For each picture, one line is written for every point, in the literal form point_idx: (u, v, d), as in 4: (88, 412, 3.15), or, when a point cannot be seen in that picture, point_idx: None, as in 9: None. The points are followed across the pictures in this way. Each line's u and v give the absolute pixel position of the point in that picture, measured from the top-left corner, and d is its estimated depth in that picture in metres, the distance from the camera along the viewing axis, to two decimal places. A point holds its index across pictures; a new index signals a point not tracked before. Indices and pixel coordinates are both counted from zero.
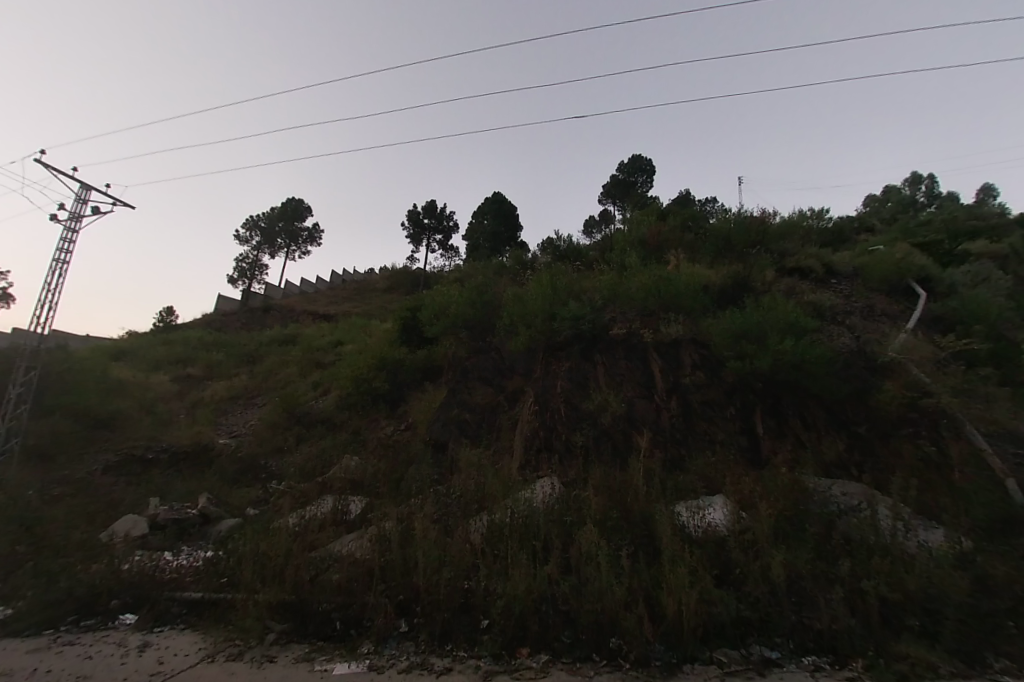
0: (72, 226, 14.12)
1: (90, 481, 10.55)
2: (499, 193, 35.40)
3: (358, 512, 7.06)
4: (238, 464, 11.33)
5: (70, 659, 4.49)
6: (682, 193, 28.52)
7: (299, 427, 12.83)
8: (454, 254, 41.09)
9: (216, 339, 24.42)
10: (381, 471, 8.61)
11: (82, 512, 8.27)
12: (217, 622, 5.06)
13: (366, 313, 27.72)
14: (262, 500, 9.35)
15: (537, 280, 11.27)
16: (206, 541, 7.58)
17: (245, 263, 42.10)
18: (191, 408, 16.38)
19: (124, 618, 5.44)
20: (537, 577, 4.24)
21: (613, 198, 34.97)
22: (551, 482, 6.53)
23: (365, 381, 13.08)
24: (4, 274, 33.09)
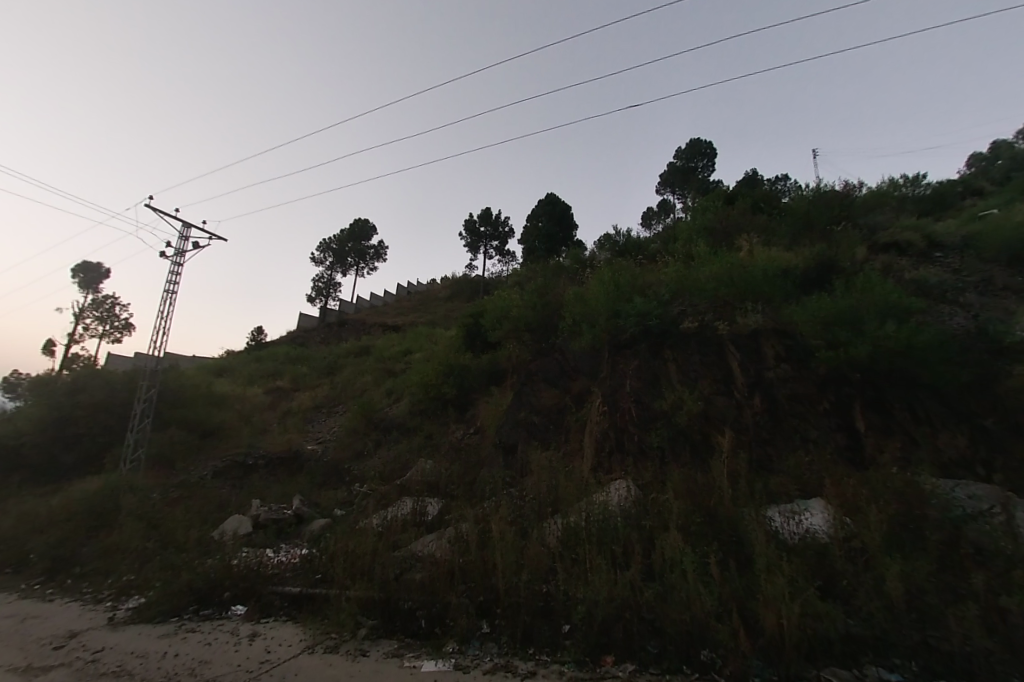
0: (177, 260, 15.93)
1: (202, 485, 11.77)
2: (552, 193, 35.22)
3: (436, 514, 7.29)
4: (324, 468, 12.15)
5: (193, 644, 5.02)
6: (748, 174, 26.76)
7: (376, 432, 13.52)
8: (511, 258, 41.50)
9: (300, 353, 26.45)
10: (455, 475, 8.84)
11: (197, 511, 9.28)
12: (314, 616, 5.43)
13: (431, 321, 28.72)
14: (347, 501, 9.96)
15: (599, 278, 11.04)
16: (301, 539, 8.18)
17: (320, 282, 45.23)
18: (281, 417, 17.85)
19: (235, 608, 5.98)
20: (618, 583, 4.13)
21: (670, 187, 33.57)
22: (626, 485, 6.33)
23: (434, 387, 13.53)
24: (124, 306, 37.93)
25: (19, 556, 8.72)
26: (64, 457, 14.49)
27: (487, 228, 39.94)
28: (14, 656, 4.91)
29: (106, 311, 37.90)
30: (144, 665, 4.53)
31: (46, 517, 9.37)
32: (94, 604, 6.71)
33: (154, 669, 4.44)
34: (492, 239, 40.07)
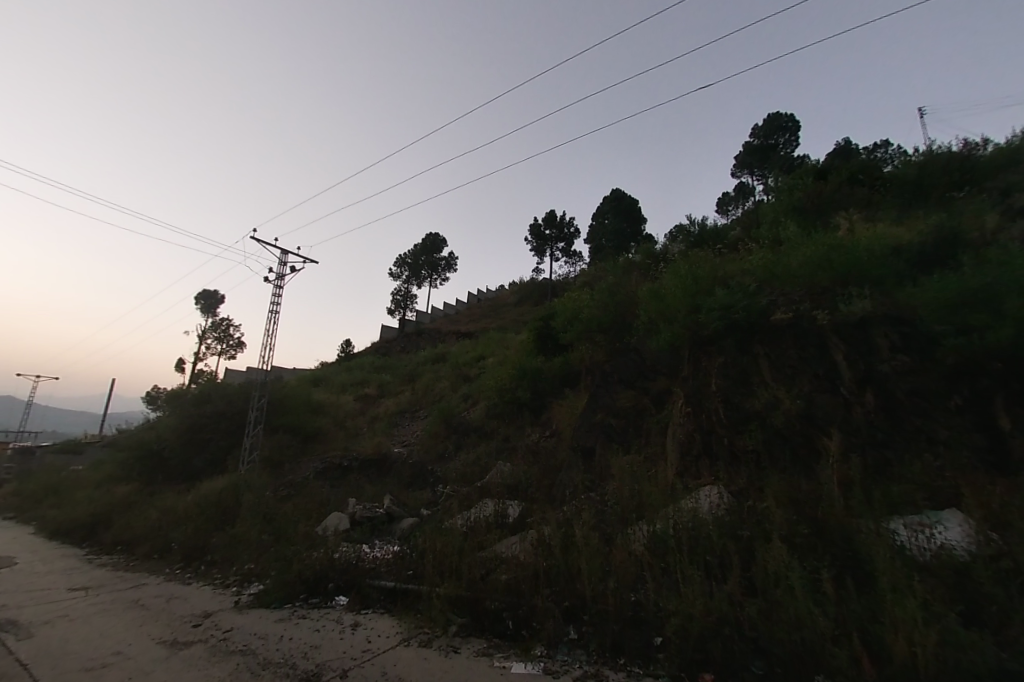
0: (277, 282, 17.68)
1: (305, 484, 12.90)
2: (617, 189, 34.29)
3: (517, 516, 7.36)
4: (410, 469, 12.78)
5: (305, 629, 5.49)
6: (836, 145, 24.19)
7: (456, 435, 13.99)
8: (578, 258, 41.01)
9: (384, 362, 28.16)
10: (534, 479, 8.87)
11: (303, 508, 10.19)
12: (408, 610, 5.70)
13: (502, 326, 29.21)
14: (432, 501, 10.40)
15: (675, 271, 10.53)
16: (393, 536, 8.67)
17: (398, 294, 47.84)
18: (369, 422, 19.08)
19: (338, 599, 6.46)
20: (714, 597, 3.89)
21: (748, 168, 31.28)
22: (717, 490, 5.95)
23: (508, 391, 13.71)
24: (235, 326, 42.79)
25: (164, 543, 10.13)
26: (194, 458, 16.62)
27: (552, 230, 39.75)
28: (164, 630, 5.69)
29: (222, 331, 43.04)
30: (264, 646, 5.03)
31: (184, 511, 10.79)
32: (222, 588, 7.60)
33: (273, 650, 4.91)
34: (558, 240, 39.85)
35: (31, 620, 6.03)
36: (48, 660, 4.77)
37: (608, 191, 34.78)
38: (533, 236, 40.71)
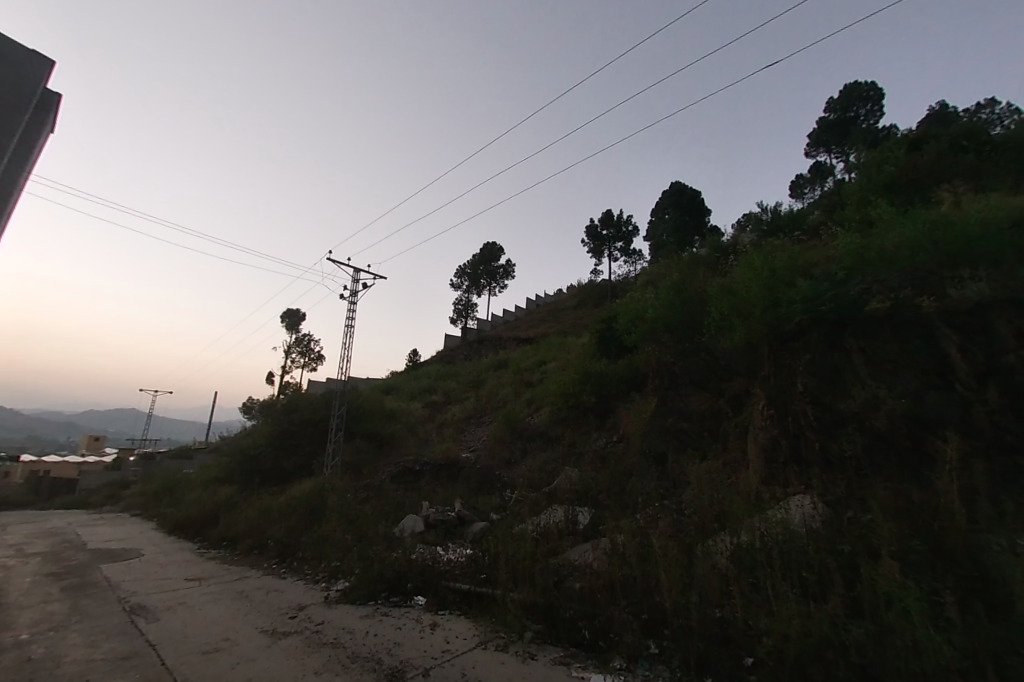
0: (351, 297, 18.82)
1: (381, 488, 13.55)
2: (677, 182, 32.92)
3: (588, 523, 7.22)
4: (478, 474, 13.00)
5: (388, 626, 5.74)
6: (928, 112, 21.63)
7: (521, 440, 14.05)
8: (639, 257, 39.81)
9: (448, 370, 29.00)
10: (605, 485, 8.67)
11: (381, 510, 10.70)
12: (483, 614, 5.77)
13: (562, 330, 29.03)
14: (501, 506, 10.50)
15: (749, 263, 9.89)
16: (465, 539, 8.85)
17: (460, 303, 49.09)
18: (438, 428, 19.69)
19: (416, 599, 6.68)
20: (812, 617, 3.58)
21: (824, 146, 28.83)
22: (809, 500, 5.48)
23: (573, 395, 13.55)
24: (314, 342, 46.35)
25: (261, 540, 11.05)
26: (284, 462, 18.03)
27: (609, 230, 38.95)
28: (264, 620, 6.19)
29: (306, 346, 46.59)
30: (352, 641, 5.31)
31: (277, 512, 11.73)
32: (312, 584, 8.14)
33: (360, 644, 5.18)
34: (617, 240, 38.95)
35: (157, 605, 6.81)
36: (172, 642, 5.35)
37: (667, 185, 33.50)
38: (590, 238, 40.08)
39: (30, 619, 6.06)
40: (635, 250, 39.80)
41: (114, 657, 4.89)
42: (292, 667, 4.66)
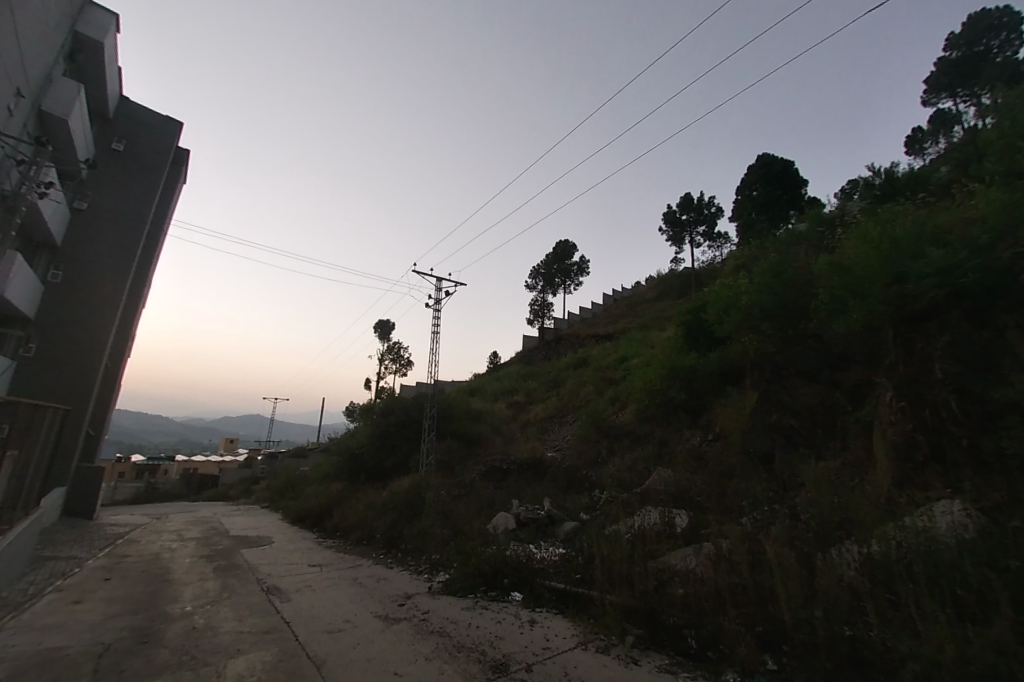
0: (435, 304, 19.71)
1: (472, 486, 14.01)
2: (766, 154, 30.21)
3: (688, 526, 6.87)
4: (566, 472, 12.96)
5: (488, 620, 5.91)
6: None
7: (608, 439, 13.76)
8: (725, 240, 37.13)
9: (529, 370, 29.24)
10: (703, 486, 8.19)
11: (473, 507, 11.07)
12: (581, 614, 5.72)
13: (644, 324, 27.99)
14: (591, 505, 10.36)
15: (862, 237, 8.79)
16: (557, 538, 8.86)
17: (536, 304, 49.27)
18: (522, 427, 19.94)
19: (513, 595, 6.80)
20: (973, 643, 3.08)
21: (946, 91, 24.84)
22: (958, 506, 4.74)
23: (661, 392, 13.00)
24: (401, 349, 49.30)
25: (367, 532, 11.97)
26: (383, 461, 19.36)
27: (690, 215, 36.81)
28: (378, 606, 6.69)
29: (396, 353, 49.70)
30: (457, 631, 5.55)
31: (380, 508, 12.62)
32: (416, 574, 8.64)
33: (464, 635, 5.39)
34: (699, 224, 36.67)
35: (288, 587, 7.65)
36: (302, 620, 5.98)
37: (754, 159, 30.87)
38: (670, 224, 38.13)
39: (192, 594, 7.13)
40: (720, 233, 37.20)
41: (257, 631, 5.59)
42: (405, 651, 4.98)
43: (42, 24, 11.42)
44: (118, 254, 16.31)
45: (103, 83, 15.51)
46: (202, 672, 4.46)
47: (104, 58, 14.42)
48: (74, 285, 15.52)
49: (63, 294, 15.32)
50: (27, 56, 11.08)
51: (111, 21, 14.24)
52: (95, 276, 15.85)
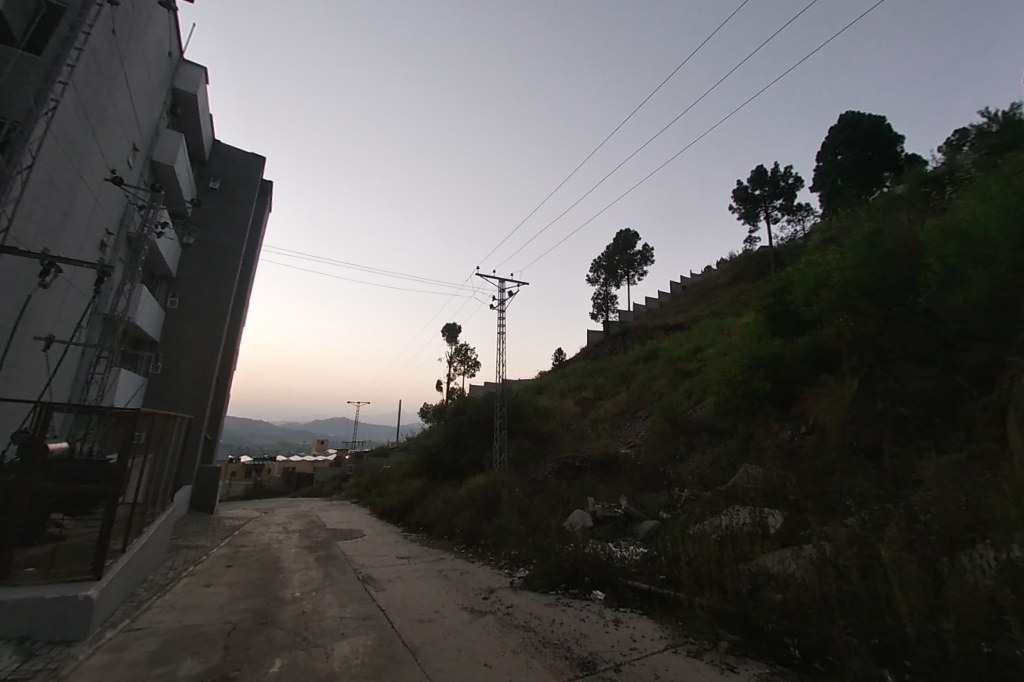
0: (500, 304, 20.01)
1: (545, 483, 14.07)
2: (850, 113, 27.36)
3: (782, 527, 6.41)
4: (642, 469, 12.62)
5: (572, 617, 5.91)
6: None
7: (685, 434, 13.19)
8: (807, 211, 34.06)
9: (596, 365, 28.77)
10: (798, 484, 7.59)
11: (549, 504, 11.12)
12: (669, 616, 5.55)
13: (717, 311, 26.48)
14: (671, 503, 9.99)
15: (981, 198, 7.70)
16: (637, 537, 8.65)
17: (600, 297, 48.29)
18: (593, 424, 19.67)
19: (596, 593, 6.72)
20: None
21: None
22: None
23: (742, 383, 12.22)
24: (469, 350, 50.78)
25: (448, 528, 12.42)
26: (459, 460, 19.98)
27: (763, 190, 34.24)
28: (463, 598, 6.92)
29: (464, 355, 51.15)
30: (542, 626, 5.60)
31: (458, 504, 13.05)
32: (497, 569, 8.82)
33: (549, 630, 5.44)
34: (775, 197, 33.99)
35: (380, 577, 8.15)
36: (396, 609, 6.34)
37: (836, 120, 28.07)
38: (741, 201, 35.68)
39: (299, 581, 7.82)
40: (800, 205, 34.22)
41: (358, 617, 6.03)
42: (493, 644, 5.12)
43: (149, 84, 13.06)
44: (221, 280, 18.28)
45: (199, 129, 17.44)
46: (313, 652, 4.90)
47: (198, 106, 16.21)
48: (188, 309, 17.62)
49: (179, 316, 17.45)
50: (139, 113, 12.73)
51: (202, 71, 15.98)
52: (204, 300, 17.90)
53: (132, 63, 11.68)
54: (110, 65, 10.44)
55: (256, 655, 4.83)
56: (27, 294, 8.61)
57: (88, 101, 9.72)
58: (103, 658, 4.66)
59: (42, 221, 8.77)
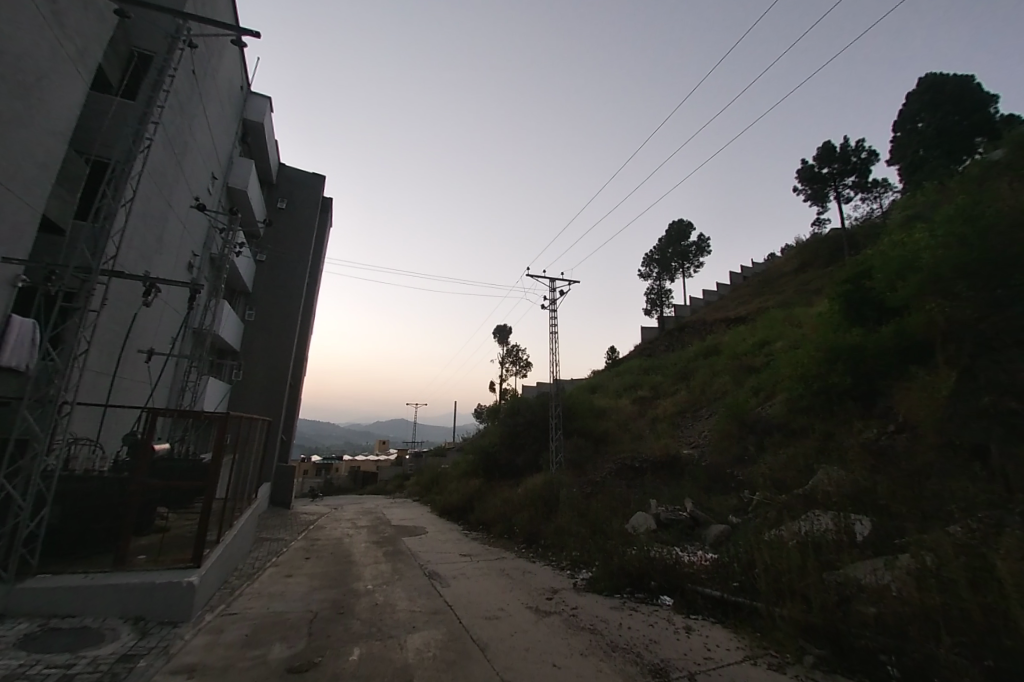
0: (553, 304, 19.94)
1: (604, 483, 13.84)
2: (932, 75, 25.02)
3: (872, 534, 5.89)
4: (706, 469, 12.10)
5: (640, 622, 5.75)
6: None
7: (754, 433, 12.49)
8: (885, 187, 31.18)
9: (652, 363, 27.91)
10: (889, 487, 6.95)
11: (610, 506, 10.93)
12: (745, 626, 5.27)
13: (784, 301, 24.87)
14: (741, 507, 9.49)
15: None
16: (705, 541, 8.30)
17: (654, 292, 46.82)
18: (651, 423, 19.10)
19: (664, 597, 6.51)
20: None
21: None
22: None
23: (818, 378, 11.38)
24: (519, 351, 51.26)
25: (507, 527, 12.51)
26: (515, 460, 20.09)
27: (832, 167, 31.75)
28: (527, 598, 6.94)
29: (515, 356, 51.48)
30: (609, 630, 5.50)
31: (517, 504, 13.14)
32: (560, 570, 8.76)
33: (617, 634, 5.34)
34: (847, 175, 31.41)
35: (445, 574, 8.35)
36: (462, 605, 6.48)
37: (916, 85, 25.81)
38: (808, 182, 33.25)
39: (371, 575, 8.20)
40: (876, 182, 31.43)
41: (427, 611, 6.22)
42: (561, 645, 5.09)
43: (223, 115, 14.18)
44: (291, 292, 19.57)
45: (267, 155, 18.74)
46: (388, 643, 5.11)
47: (265, 134, 17.44)
48: (263, 321, 19.01)
49: (256, 327, 18.86)
50: (216, 143, 13.86)
51: (267, 101, 17.15)
52: (276, 313, 19.24)
53: (208, 100, 12.73)
54: (191, 102, 11.46)
55: (336, 643, 5.10)
56: (132, 312, 9.64)
57: (174, 137, 10.72)
58: (204, 638, 5.11)
59: (141, 247, 9.79)
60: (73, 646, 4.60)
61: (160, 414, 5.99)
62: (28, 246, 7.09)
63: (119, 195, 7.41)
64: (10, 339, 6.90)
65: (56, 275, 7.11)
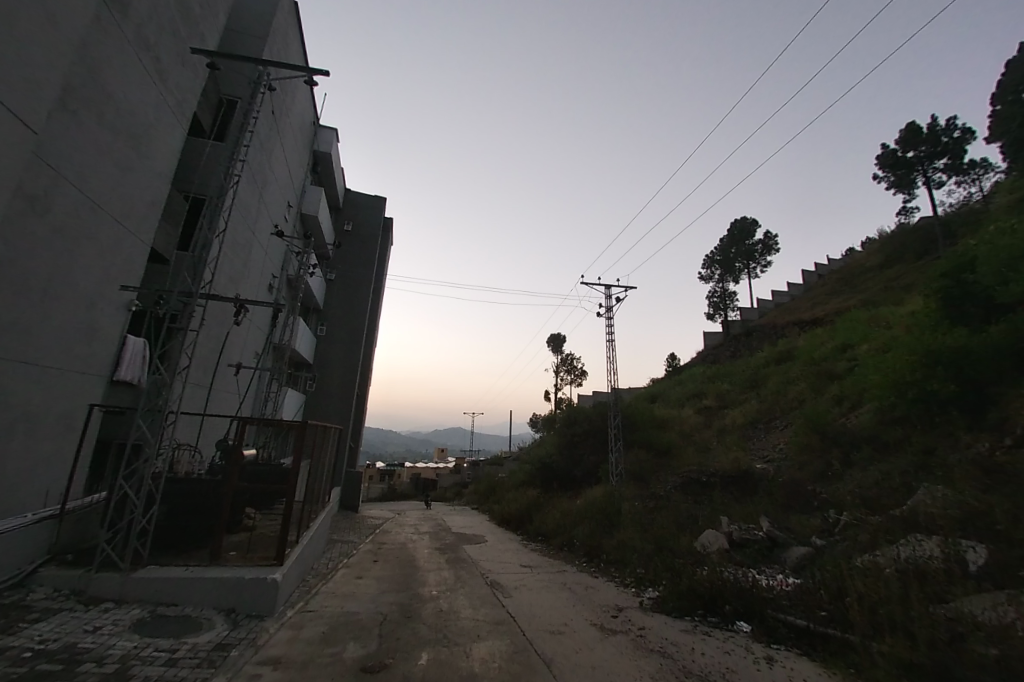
0: (609, 311, 19.59)
1: (669, 497, 13.28)
2: None
3: (989, 565, 5.19)
4: (784, 486, 11.26)
5: (715, 648, 5.42)
6: None
7: (837, 447, 11.50)
8: (985, 168, 27.91)
9: (717, 370, 26.57)
10: (1010, 511, 6.12)
11: (676, 522, 10.46)
12: (836, 661, 4.83)
13: (866, 300, 22.85)
14: (825, 527, 8.74)
15: None
16: (785, 564, 7.70)
17: (716, 296, 44.69)
18: (719, 434, 18.14)
19: (740, 623, 6.10)
20: None
21: None
22: None
23: (913, 386, 10.30)
24: (570, 360, 51.04)
25: (568, 539, 12.30)
26: (573, 470, 19.80)
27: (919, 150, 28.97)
28: (591, 615, 6.78)
29: (570, 365, 51.05)
30: (681, 654, 5.24)
31: (578, 516, 12.92)
32: (624, 587, 8.47)
33: (689, 660, 5.07)
34: (937, 157, 28.50)
35: (507, 584, 8.36)
36: (525, 618, 6.44)
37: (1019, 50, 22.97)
38: (890, 168, 30.46)
39: (435, 581, 8.36)
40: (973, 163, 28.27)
41: (491, 621, 6.25)
42: (629, 666, 4.93)
43: (297, 146, 15.29)
44: (357, 309, 20.66)
45: (335, 181, 19.96)
46: (454, 650, 5.19)
47: (332, 163, 18.64)
48: (334, 336, 20.19)
49: (326, 342, 20.07)
50: (291, 172, 14.98)
51: (334, 131, 18.33)
52: (345, 328, 20.40)
53: (285, 133, 13.80)
54: (270, 136, 12.47)
55: (405, 647, 5.24)
56: (224, 331, 10.61)
57: (256, 170, 11.71)
58: (287, 633, 5.44)
59: (230, 270, 10.74)
60: (176, 633, 5.06)
61: (248, 424, 6.41)
62: (139, 273, 8.02)
63: (214, 224, 8.20)
64: (126, 355, 7.82)
65: (162, 299, 7.99)
